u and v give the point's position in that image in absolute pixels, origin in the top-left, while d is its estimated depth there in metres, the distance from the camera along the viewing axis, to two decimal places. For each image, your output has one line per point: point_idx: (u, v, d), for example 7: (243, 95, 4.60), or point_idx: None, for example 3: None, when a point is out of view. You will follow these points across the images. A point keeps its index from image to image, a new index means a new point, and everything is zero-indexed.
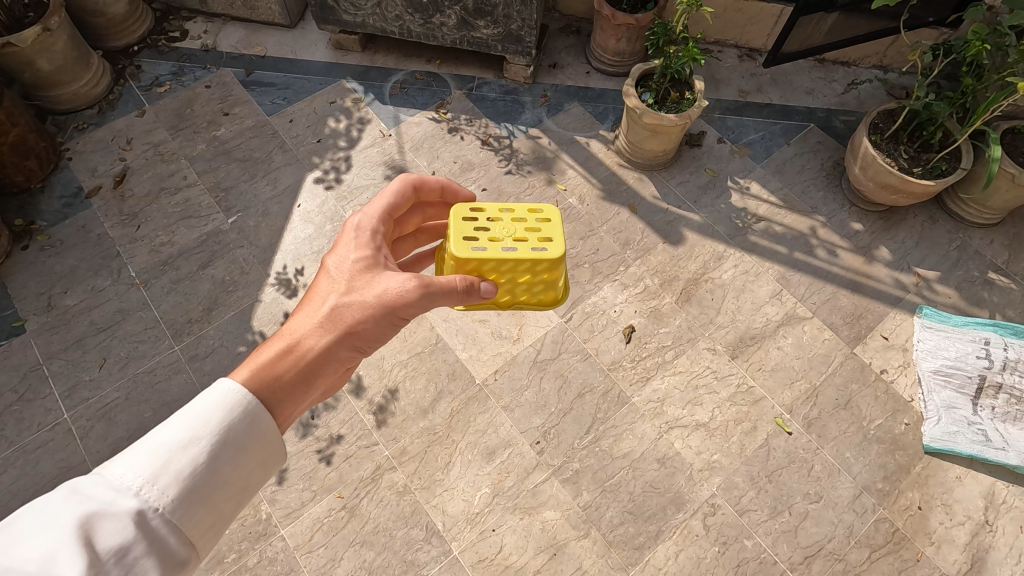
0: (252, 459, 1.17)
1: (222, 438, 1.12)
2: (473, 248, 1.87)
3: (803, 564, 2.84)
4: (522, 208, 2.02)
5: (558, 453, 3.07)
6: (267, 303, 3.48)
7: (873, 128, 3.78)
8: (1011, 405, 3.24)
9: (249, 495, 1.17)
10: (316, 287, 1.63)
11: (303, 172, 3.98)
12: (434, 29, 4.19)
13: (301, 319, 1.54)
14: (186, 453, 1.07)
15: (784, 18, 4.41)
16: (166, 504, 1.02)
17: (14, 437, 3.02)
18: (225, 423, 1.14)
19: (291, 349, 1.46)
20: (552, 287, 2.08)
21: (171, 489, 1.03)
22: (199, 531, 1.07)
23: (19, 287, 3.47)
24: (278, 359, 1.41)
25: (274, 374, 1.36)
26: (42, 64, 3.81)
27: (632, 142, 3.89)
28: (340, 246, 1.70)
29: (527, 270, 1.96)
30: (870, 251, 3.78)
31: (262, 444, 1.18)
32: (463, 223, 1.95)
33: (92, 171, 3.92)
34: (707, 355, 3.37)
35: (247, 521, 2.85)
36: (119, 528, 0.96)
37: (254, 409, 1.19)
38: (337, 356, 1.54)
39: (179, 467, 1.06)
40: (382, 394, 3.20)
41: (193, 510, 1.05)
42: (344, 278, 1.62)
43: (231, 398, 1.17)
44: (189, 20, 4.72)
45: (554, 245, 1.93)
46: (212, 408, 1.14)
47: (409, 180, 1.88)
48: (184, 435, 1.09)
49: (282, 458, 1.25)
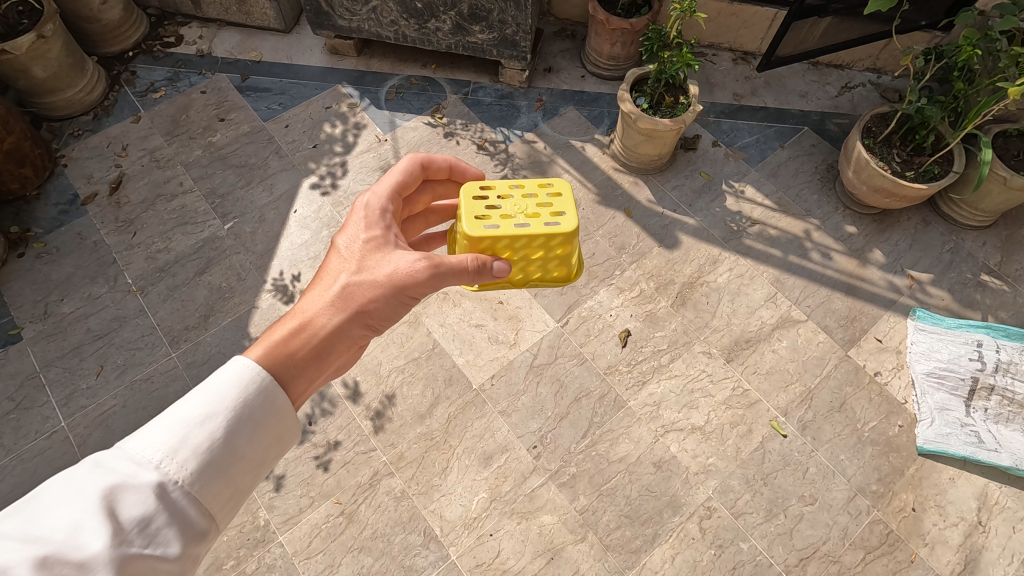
0: (268, 435, 1.18)
1: (239, 414, 1.14)
2: (486, 227, 1.88)
3: (798, 565, 2.87)
4: (533, 183, 2.02)
5: (555, 457, 3.09)
6: (263, 309, 3.49)
7: (866, 132, 3.80)
8: (1004, 406, 3.28)
9: (266, 469, 1.19)
10: (326, 267, 1.65)
11: (299, 178, 3.98)
12: (429, 34, 4.20)
13: (313, 298, 1.56)
14: (203, 429, 1.09)
15: (777, 22, 4.43)
16: (186, 478, 1.04)
17: (11, 445, 3.03)
18: (240, 399, 1.15)
19: (303, 327, 1.47)
20: (566, 261, 2.05)
21: (190, 463, 1.05)
22: (218, 504, 1.09)
23: (16, 296, 3.47)
24: (291, 337, 1.42)
25: (288, 350, 1.38)
26: (36, 71, 3.81)
27: (628, 146, 3.90)
28: (350, 225, 1.72)
29: (541, 247, 1.96)
30: (863, 254, 3.80)
31: (277, 421, 1.19)
32: (474, 201, 1.95)
33: (87, 178, 3.92)
34: (702, 359, 3.39)
35: (245, 528, 2.86)
36: (141, 499, 0.99)
37: (268, 386, 1.19)
38: (349, 335, 1.55)
39: (197, 442, 1.07)
40: (379, 400, 3.21)
41: (211, 483, 1.07)
42: (355, 258, 1.64)
43: (246, 374, 1.18)
44: (184, 25, 4.71)
45: (566, 219, 1.93)
46: (228, 384, 1.15)
47: (417, 159, 1.90)
48: (201, 411, 1.10)
49: (296, 436, 1.26)
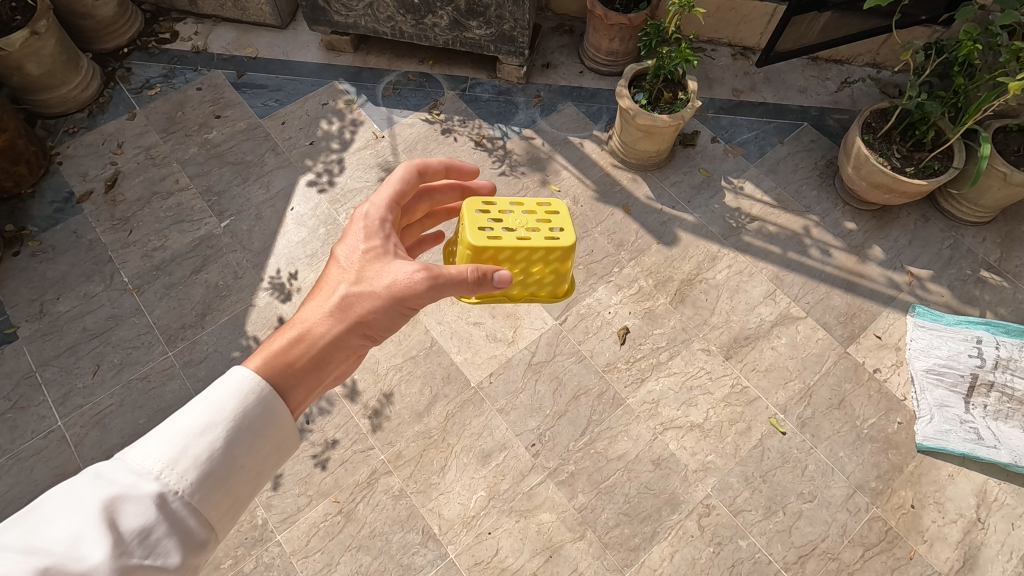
0: (267, 445, 1.16)
1: (238, 424, 1.12)
2: (489, 237, 1.85)
3: (797, 563, 2.87)
4: (531, 201, 2.03)
5: (554, 455, 3.08)
6: (261, 307, 3.48)
7: (866, 128, 3.77)
8: (1003, 403, 3.27)
9: (265, 478, 1.17)
10: (325, 277, 1.64)
11: (296, 175, 3.96)
12: (426, 30, 4.17)
13: (312, 308, 1.55)
14: (203, 439, 1.07)
15: (777, 17, 4.40)
16: (186, 488, 1.03)
17: (8, 445, 3.02)
18: (241, 409, 1.13)
19: (302, 337, 1.45)
20: (563, 279, 2.03)
21: (190, 473, 1.04)
22: (218, 514, 1.08)
23: (10, 295, 3.45)
24: (290, 347, 1.40)
25: (286, 360, 1.36)
26: (30, 68, 3.78)
27: (626, 143, 3.88)
28: (349, 236, 1.70)
29: (540, 261, 1.94)
30: (863, 251, 3.79)
31: (277, 431, 1.18)
32: (477, 214, 1.93)
33: (83, 175, 3.90)
34: (701, 356, 3.38)
35: (244, 527, 2.85)
36: (141, 510, 0.98)
37: (268, 396, 1.18)
38: (348, 345, 1.53)
39: (197, 452, 1.06)
40: (377, 399, 3.20)
41: (211, 493, 1.06)
42: (354, 268, 1.63)
43: (246, 384, 1.16)
44: (180, 21, 4.68)
45: (566, 235, 1.92)
46: (228, 394, 1.14)
47: (413, 166, 1.82)
48: (201, 421, 1.09)
49: (296, 445, 1.24)
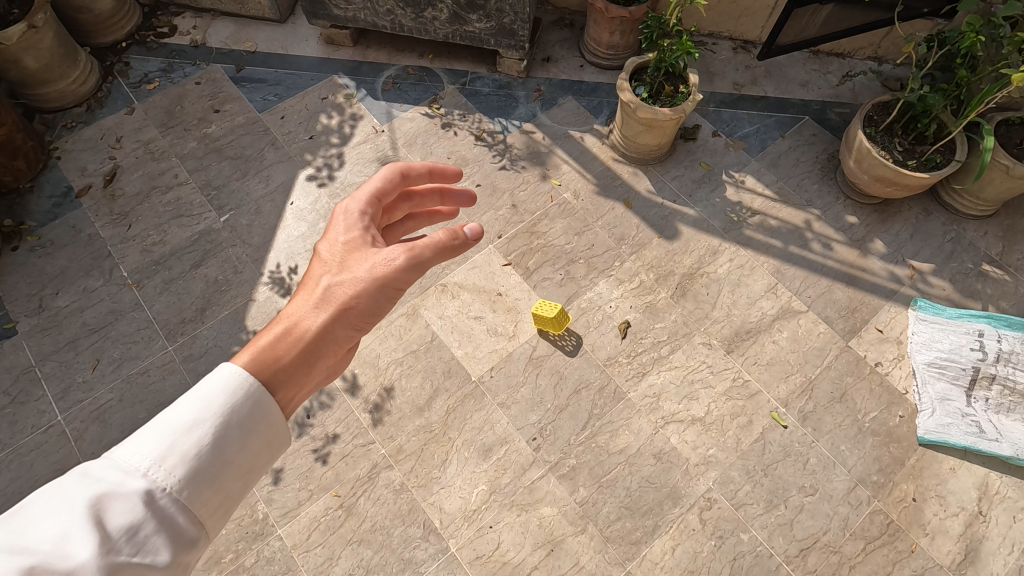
0: (258, 441, 1.15)
1: (226, 421, 1.11)
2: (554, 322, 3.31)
3: (799, 556, 2.86)
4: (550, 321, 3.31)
5: (555, 449, 3.07)
6: (261, 301, 3.47)
7: (867, 121, 3.76)
8: (1005, 396, 3.26)
9: (256, 475, 1.15)
10: (309, 274, 1.63)
11: (296, 169, 3.94)
12: (425, 23, 4.14)
13: (299, 303, 1.53)
14: (191, 436, 1.06)
15: (778, 11, 4.37)
16: (175, 485, 1.02)
17: (7, 440, 3.01)
18: (229, 406, 1.12)
19: (290, 331, 1.44)
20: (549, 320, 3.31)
21: (179, 469, 1.03)
22: (208, 511, 1.06)
23: (9, 290, 3.43)
24: (278, 341, 1.38)
25: (275, 355, 1.34)
26: (28, 62, 3.76)
27: (627, 137, 3.87)
28: (331, 232, 1.70)
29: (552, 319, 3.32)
30: (864, 244, 3.77)
31: (266, 427, 1.16)
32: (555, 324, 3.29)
33: (81, 170, 3.88)
34: (703, 350, 3.37)
35: (244, 521, 2.85)
36: (129, 508, 0.97)
37: (256, 392, 1.17)
38: (336, 338, 1.51)
39: (186, 449, 1.05)
40: (378, 393, 3.19)
41: (201, 490, 1.05)
42: (337, 263, 1.62)
43: (234, 381, 1.15)
44: (178, 15, 4.65)
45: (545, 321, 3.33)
46: (216, 391, 1.12)
47: (397, 168, 1.77)
48: (189, 417, 1.07)
49: (287, 441, 1.22)
